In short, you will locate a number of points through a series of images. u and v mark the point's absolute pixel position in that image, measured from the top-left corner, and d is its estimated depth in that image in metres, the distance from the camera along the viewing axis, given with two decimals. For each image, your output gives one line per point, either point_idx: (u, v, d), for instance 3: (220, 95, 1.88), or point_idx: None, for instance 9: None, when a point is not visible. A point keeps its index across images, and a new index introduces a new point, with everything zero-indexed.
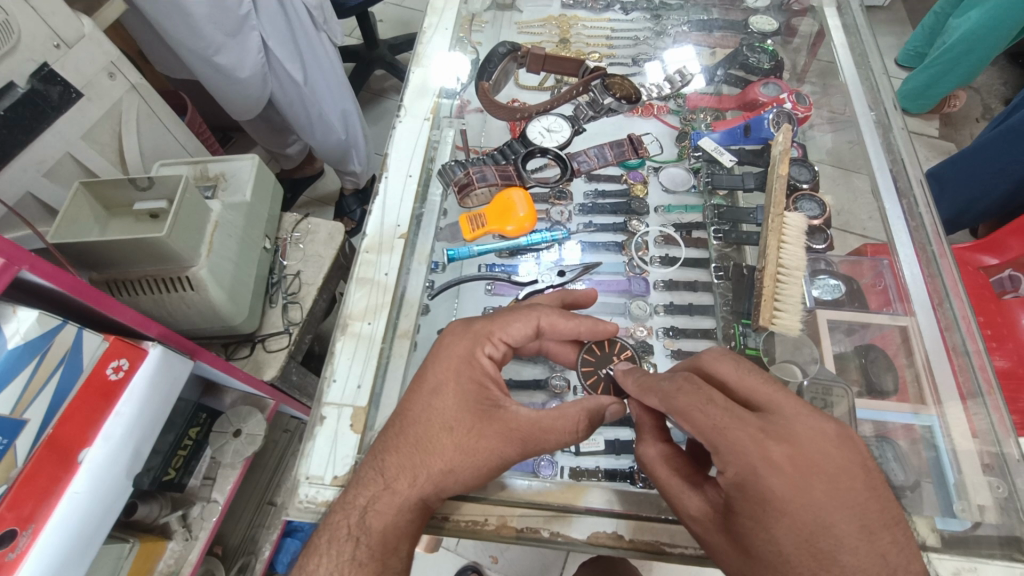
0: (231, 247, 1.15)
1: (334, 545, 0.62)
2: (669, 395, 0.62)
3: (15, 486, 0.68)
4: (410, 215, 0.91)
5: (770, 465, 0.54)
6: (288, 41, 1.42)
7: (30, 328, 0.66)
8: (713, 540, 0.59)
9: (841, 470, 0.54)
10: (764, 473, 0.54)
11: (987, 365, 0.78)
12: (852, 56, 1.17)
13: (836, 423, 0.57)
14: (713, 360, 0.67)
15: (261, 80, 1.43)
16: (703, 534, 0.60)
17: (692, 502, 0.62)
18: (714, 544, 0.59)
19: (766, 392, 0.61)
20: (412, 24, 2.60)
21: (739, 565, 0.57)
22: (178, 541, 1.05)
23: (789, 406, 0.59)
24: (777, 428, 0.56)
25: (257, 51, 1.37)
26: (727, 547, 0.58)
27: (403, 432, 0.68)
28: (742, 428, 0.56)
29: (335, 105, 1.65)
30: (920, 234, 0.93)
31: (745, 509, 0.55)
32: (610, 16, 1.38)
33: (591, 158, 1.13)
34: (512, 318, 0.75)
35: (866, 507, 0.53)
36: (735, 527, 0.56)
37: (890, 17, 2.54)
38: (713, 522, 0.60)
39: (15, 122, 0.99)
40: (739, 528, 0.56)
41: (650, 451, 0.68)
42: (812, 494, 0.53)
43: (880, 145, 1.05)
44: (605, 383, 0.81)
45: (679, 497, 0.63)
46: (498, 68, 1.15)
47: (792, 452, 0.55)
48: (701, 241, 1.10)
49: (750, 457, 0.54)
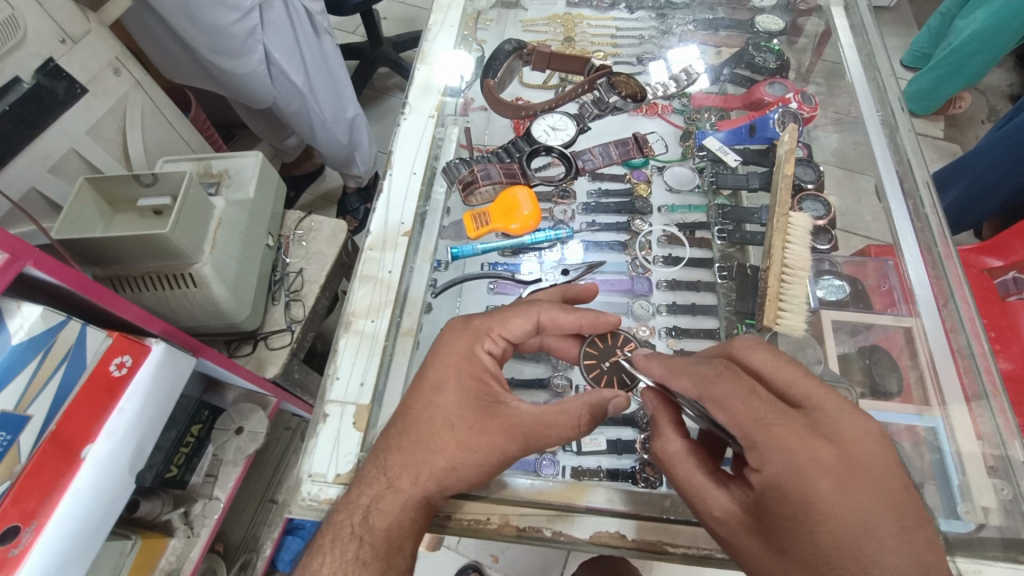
0: (234, 245, 1.15)
1: (337, 544, 0.62)
2: (707, 380, 0.62)
3: (18, 481, 0.68)
4: (414, 213, 0.91)
5: (817, 465, 0.54)
6: (295, 57, 1.44)
7: (34, 323, 0.66)
8: (742, 542, 0.60)
9: (883, 470, 0.54)
10: (811, 473, 0.54)
11: (992, 367, 0.79)
12: (859, 56, 1.16)
13: (878, 424, 0.57)
14: (746, 350, 0.66)
15: (264, 87, 1.45)
16: (730, 536, 0.61)
17: (720, 502, 0.61)
18: (743, 545, 0.60)
19: (804, 386, 0.61)
20: (416, 22, 2.59)
21: (771, 566, 0.57)
22: (179, 538, 1.04)
23: (831, 405, 0.59)
24: (822, 427, 0.57)
25: (260, 64, 1.39)
26: (758, 548, 0.58)
27: (405, 430, 0.67)
28: (788, 424, 0.56)
29: (341, 117, 1.66)
30: (924, 235, 0.93)
31: (785, 510, 0.55)
32: (615, 15, 1.37)
33: (595, 156, 1.13)
34: (511, 314, 0.75)
35: (906, 508, 0.53)
36: (771, 528, 0.56)
37: (895, 18, 2.53)
38: (743, 523, 0.60)
39: (20, 117, 0.99)
40: (777, 530, 0.56)
41: (672, 447, 0.67)
42: (856, 494, 0.53)
43: (886, 145, 1.04)
44: (608, 375, 0.82)
45: (705, 497, 0.63)
46: (503, 66, 1.17)
47: (839, 453, 0.55)
48: (705, 241, 1.10)
49: (796, 456, 0.54)
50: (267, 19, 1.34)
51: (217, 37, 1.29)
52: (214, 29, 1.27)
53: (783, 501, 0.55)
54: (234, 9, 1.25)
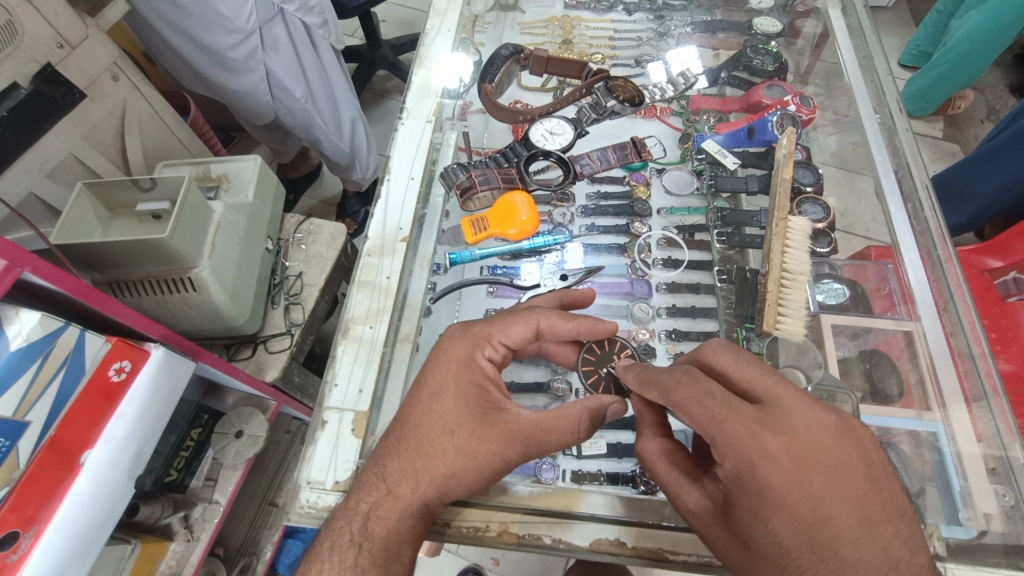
0: (233, 249, 1.15)
1: (336, 552, 0.62)
2: (668, 388, 0.62)
3: (16, 487, 0.68)
4: (412, 217, 0.91)
5: (766, 457, 0.54)
6: (298, 76, 1.45)
7: (32, 330, 0.66)
8: (713, 536, 0.59)
9: (839, 462, 0.54)
10: (760, 464, 0.53)
11: (993, 370, 0.78)
12: (858, 59, 1.16)
13: (836, 415, 0.57)
14: (714, 352, 0.66)
15: (263, 102, 1.49)
16: (703, 530, 0.60)
17: (691, 496, 0.61)
18: (715, 539, 0.59)
19: (764, 384, 0.60)
20: (415, 24, 2.60)
21: (741, 561, 0.56)
22: (179, 542, 1.04)
23: (787, 397, 0.58)
24: (773, 419, 0.56)
25: (258, 81, 1.42)
26: (728, 542, 0.58)
27: (404, 437, 0.67)
28: (738, 419, 0.56)
29: (342, 137, 1.66)
30: (924, 238, 0.92)
31: (743, 502, 0.55)
32: (613, 16, 1.37)
33: (594, 161, 1.12)
34: (511, 321, 0.74)
35: (867, 499, 0.52)
36: (734, 520, 0.56)
37: (894, 18, 2.52)
38: (713, 517, 0.59)
39: (18, 123, 0.99)
40: (738, 523, 0.56)
41: (649, 446, 0.68)
42: (808, 485, 0.52)
43: (885, 148, 1.04)
44: (605, 382, 0.81)
45: (679, 492, 0.63)
46: (501, 70, 1.17)
47: (790, 444, 0.54)
48: (704, 243, 1.10)
49: (748, 450, 0.54)
50: (268, 38, 1.36)
51: (217, 51, 1.33)
52: (213, 44, 1.31)
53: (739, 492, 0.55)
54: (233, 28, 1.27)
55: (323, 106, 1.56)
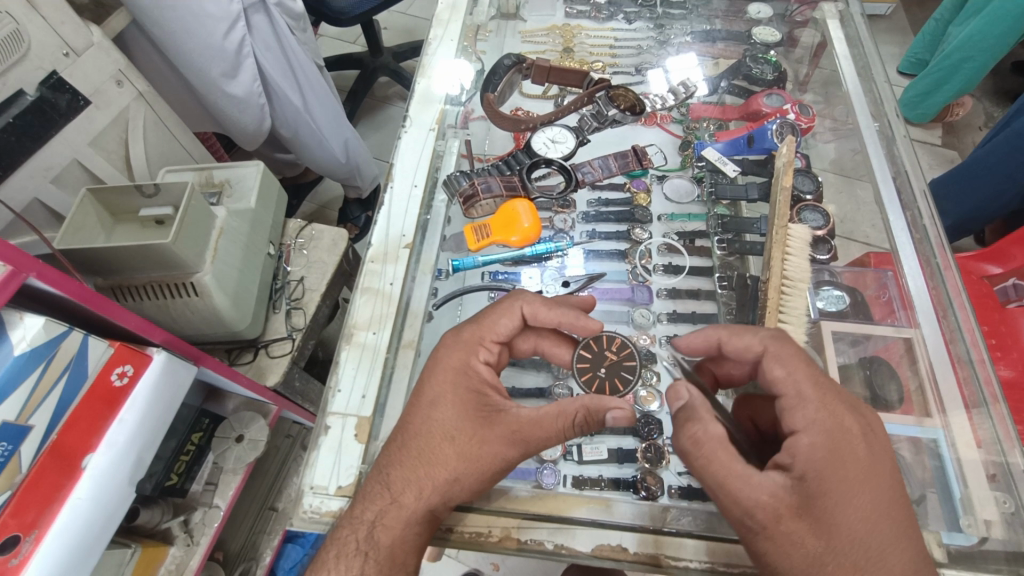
0: (235, 254, 1.16)
1: (342, 560, 0.62)
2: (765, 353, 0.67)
3: (18, 492, 0.68)
4: (415, 224, 0.91)
5: (845, 436, 0.59)
6: (286, 77, 1.45)
7: (36, 335, 0.66)
8: (786, 528, 0.57)
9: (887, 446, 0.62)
10: (853, 437, 0.59)
11: (992, 378, 0.78)
12: (855, 68, 1.17)
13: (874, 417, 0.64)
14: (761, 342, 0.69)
15: (257, 113, 1.43)
16: (776, 523, 0.57)
17: (763, 488, 0.57)
18: (788, 531, 0.56)
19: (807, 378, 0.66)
20: (416, 31, 2.62)
21: (813, 549, 0.55)
22: (179, 547, 1.04)
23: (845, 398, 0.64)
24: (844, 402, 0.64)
25: (253, 89, 1.38)
26: (801, 533, 0.56)
27: (406, 445, 0.68)
28: (832, 397, 0.63)
29: (334, 131, 1.65)
30: (923, 246, 0.93)
31: (822, 491, 0.57)
32: (614, 25, 1.38)
33: (595, 169, 1.14)
34: (498, 315, 0.77)
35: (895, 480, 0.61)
36: (817, 505, 0.56)
37: (891, 26, 2.55)
38: (782, 511, 0.57)
39: (24, 129, 0.99)
40: (821, 507, 0.56)
41: (713, 431, 0.61)
42: (877, 461, 0.59)
43: (884, 156, 1.05)
44: (601, 381, 0.82)
45: (750, 483, 0.58)
46: (504, 79, 1.18)
47: (864, 425, 0.61)
48: (704, 249, 1.11)
49: (830, 433, 0.59)
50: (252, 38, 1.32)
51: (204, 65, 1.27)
52: (201, 57, 1.25)
53: (821, 484, 0.57)
54: (218, 31, 1.22)
55: (309, 100, 1.55)
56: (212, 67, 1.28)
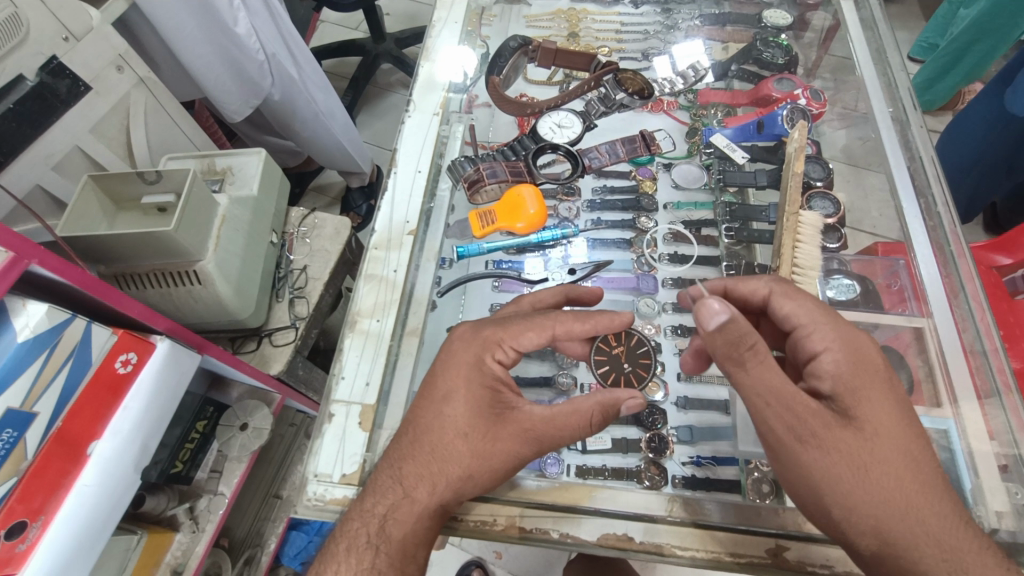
0: (238, 242, 1.15)
1: (353, 553, 0.62)
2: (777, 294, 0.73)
3: (24, 479, 0.68)
4: (418, 211, 0.90)
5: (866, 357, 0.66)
6: (284, 48, 1.45)
7: (39, 322, 0.66)
8: (811, 420, 0.61)
9: None
10: (874, 364, 0.65)
11: (1004, 366, 0.78)
12: (869, 52, 1.14)
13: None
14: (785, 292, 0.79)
15: (257, 68, 1.40)
16: (804, 416, 0.61)
17: (796, 387, 0.62)
18: (814, 424, 0.61)
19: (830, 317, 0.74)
20: (419, 17, 2.58)
21: (834, 440, 0.60)
22: (185, 533, 1.05)
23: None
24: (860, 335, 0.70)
25: (255, 55, 1.37)
26: (824, 428, 0.61)
27: (418, 439, 0.67)
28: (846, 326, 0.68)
29: (323, 99, 1.63)
30: (937, 233, 0.92)
31: (855, 402, 0.62)
32: (620, 9, 1.36)
33: (602, 154, 1.12)
34: (525, 328, 0.73)
35: None
36: (845, 407, 0.62)
37: (903, 12, 2.50)
38: (813, 407, 0.61)
39: (24, 115, 0.98)
40: (849, 408, 0.62)
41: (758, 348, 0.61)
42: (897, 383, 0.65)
43: (897, 142, 1.03)
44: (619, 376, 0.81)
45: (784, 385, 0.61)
46: (509, 62, 1.16)
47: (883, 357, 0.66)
48: (712, 238, 1.09)
49: (853, 351, 0.66)
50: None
51: (206, 7, 1.23)
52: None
53: (852, 392, 0.63)
54: None
55: (301, 64, 1.53)
56: (215, 10, 1.24)
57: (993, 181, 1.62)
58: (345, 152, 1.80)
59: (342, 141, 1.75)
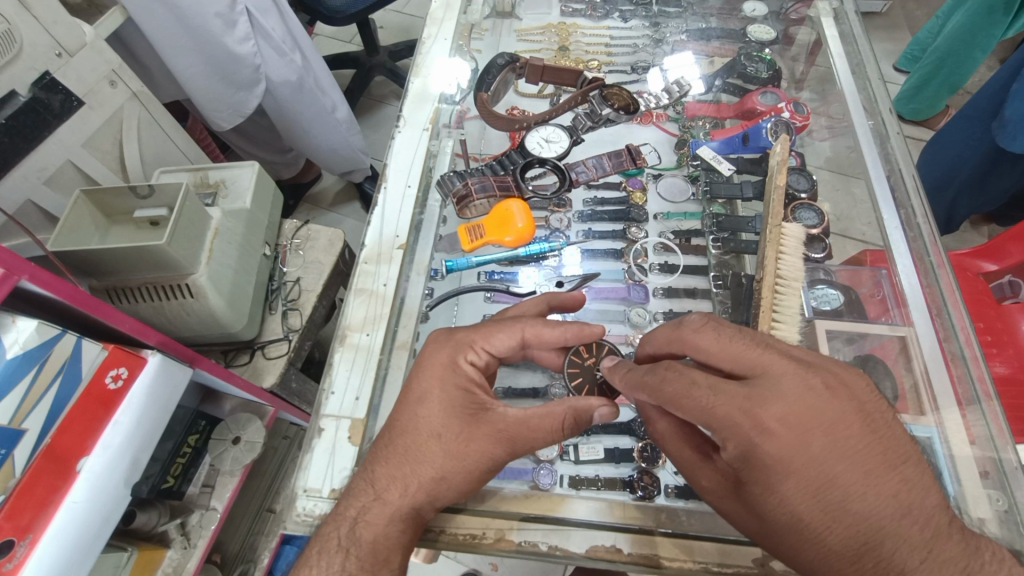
0: (230, 255, 1.15)
1: (324, 556, 0.61)
2: (656, 387, 0.64)
3: (13, 495, 0.67)
4: (408, 224, 0.91)
5: (766, 433, 0.56)
6: (282, 48, 1.44)
7: (29, 338, 0.66)
8: (730, 507, 0.64)
9: (838, 419, 0.56)
10: (759, 437, 0.56)
11: (985, 375, 0.78)
12: (850, 66, 1.17)
13: (821, 376, 0.59)
14: (695, 332, 0.66)
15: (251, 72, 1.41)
16: (719, 503, 0.65)
17: (705, 473, 0.67)
18: (733, 513, 0.64)
19: (749, 358, 0.61)
20: (412, 30, 2.61)
21: (756, 528, 0.61)
22: (177, 549, 1.04)
23: (776, 365, 0.60)
24: (761, 392, 0.58)
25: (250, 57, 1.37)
26: (743, 512, 0.62)
27: (392, 442, 0.67)
28: (730, 401, 0.58)
29: (324, 107, 1.63)
30: (917, 244, 0.93)
31: (753, 476, 0.58)
32: (610, 23, 1.38)
33: (589, 168, 1.13)
34: (496, 329, 0.74)
35: (867, 452, 0.55)
36: (747, 493, 0.60)
37: (887, 23, 2.55)
38: (727, 493, 0.64)
39: (16, 130, 0.99)
40: (751, 495, 0.60)
41: (659, 429, 0.72)
42: (809, 448, 0.55)
43: (878, 156, 1.05)
44: (590, 387, 0.80)
45: (693, 469, 0.68)
46: (496, 79, 1.16)
47: (787, 412, 0.56)
48: (700, 248, 1.11)
49: (744, 427, 0.57)
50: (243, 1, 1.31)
51: (202, 27, 1.25)
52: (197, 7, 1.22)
53: (764, 475, 0.57)
54: None
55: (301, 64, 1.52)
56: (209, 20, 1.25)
57: (973, 198, 1.65)
58: (346, 150, 1.80)
59: (343, 138, 1.75)
